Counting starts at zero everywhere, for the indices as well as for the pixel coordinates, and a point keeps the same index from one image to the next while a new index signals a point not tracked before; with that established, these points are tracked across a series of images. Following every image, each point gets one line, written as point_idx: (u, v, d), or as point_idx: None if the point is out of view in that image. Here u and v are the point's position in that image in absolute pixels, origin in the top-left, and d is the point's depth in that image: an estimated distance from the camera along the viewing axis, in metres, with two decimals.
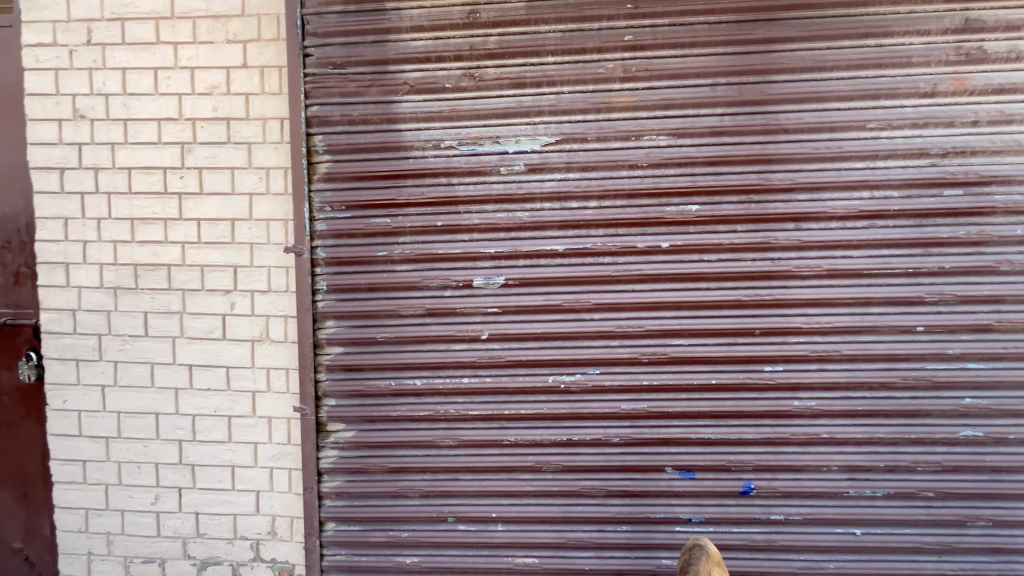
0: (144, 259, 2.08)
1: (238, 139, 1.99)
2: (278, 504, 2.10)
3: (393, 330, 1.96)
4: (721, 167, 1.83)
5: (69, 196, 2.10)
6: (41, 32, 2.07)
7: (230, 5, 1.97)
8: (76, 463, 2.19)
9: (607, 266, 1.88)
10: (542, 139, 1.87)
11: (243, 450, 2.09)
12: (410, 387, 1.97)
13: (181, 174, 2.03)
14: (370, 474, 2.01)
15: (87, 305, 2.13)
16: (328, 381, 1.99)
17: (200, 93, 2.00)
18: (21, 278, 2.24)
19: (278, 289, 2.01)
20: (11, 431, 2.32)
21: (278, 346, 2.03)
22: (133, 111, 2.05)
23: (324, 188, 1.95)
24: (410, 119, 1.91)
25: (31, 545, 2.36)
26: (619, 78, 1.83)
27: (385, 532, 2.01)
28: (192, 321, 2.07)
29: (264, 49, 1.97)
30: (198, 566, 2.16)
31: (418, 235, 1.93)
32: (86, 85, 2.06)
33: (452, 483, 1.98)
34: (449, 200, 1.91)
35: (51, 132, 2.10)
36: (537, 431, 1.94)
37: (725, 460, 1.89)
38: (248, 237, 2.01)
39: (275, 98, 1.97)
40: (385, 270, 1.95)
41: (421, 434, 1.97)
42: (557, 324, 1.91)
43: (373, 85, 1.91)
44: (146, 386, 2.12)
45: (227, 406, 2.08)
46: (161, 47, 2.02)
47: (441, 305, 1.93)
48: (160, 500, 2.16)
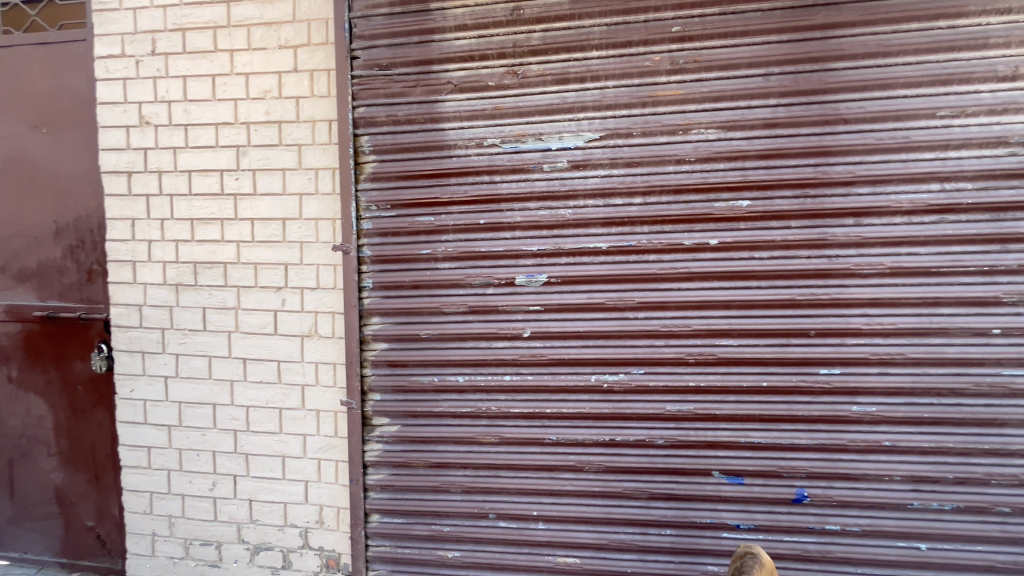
0: (202, 257, 2.19)
1: (289, 142, 2.07)
2: (325, 494, 2.17)
3: (436, 326, 1.98)
4: (775, 161, 1.75)
5: (135, 198, 2.24)
6: (111, 44, 2.21)
7: (281, 12, 2.04)
8: (142, 449, 2.34)
9: (652, 264, 1.83)
10: (585, 135, 1.84)
11: (293, 441, 2.17)
12: (452, 384, 1.99)
13: (236, 176, 2.12)
14: (413, 468, 2.04)
15: (151, 301, 2.26)
16: (373, 376, 2.04)
17: (253, 98, 2.09)
18: (94, 275, 2.41)
19: (326, 286, 2.07)
20: (85, 417, 2.50)
21: (326, 342, 2.09)
22: (193, 117, 2.15)
23: (370, 188, 2.00)
24: (453, 118, 1.92)
25: (102, 524, 2.54)
26: (666, 71, 1.78)
27: (427, 526, 2.04)
28: (246, 316, 2.16)
29: (313, 54, 2.03)
30: (251, 550, 2.26)
31: (461, 233, 1.95)
32: (150, 93, 2.19)
33: (494, 480, 1.99)
34: (492, 198, 1.91)
35: (119, 138, 2.23)
36: (579, 430, 1.92)
37: (776, 466, 1.81)
38: (298, 235, 2.08)
39: (324, 101, 2.03)
40: (428, 268, 1.98)
41: (463, 430, 1.99)
42: (600, 322, 1.88)
43: (418, 85, 1.94)
44: (204, 377, 2.24)
45: (278, 398, 2.17)
46: (218, 55, 2.11)
47: (483, 302, 1.94)
48: (217, 486, 2.27)
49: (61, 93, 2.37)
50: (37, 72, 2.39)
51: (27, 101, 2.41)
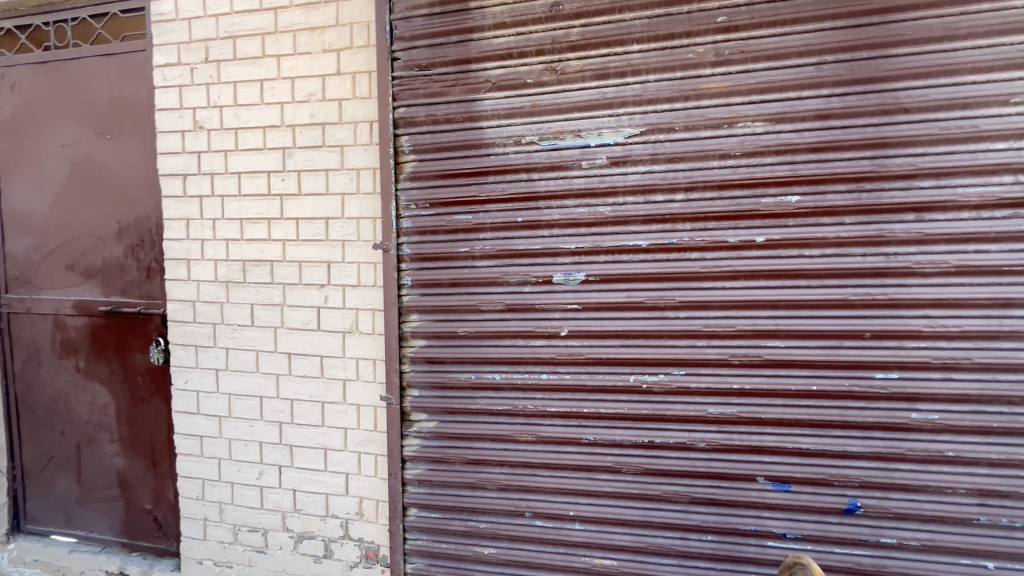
0: (251, 255, 2.28)
1: (332, 143, 2.12)
2: (365, 487, 2.22)
3: (474, 324, 1.99)
4: (827, 154, 1.67)
5: (190, 199, 2.35)
6: (168, 53, 2.33)
7: (326, 16, 2.10)
8: (195, 438, 2.46)
9: (694, 262, 1.78)
10: (625, 131, 1.81)
11: (334, 434, 2.24)
12: (489, 382, 1.99)
13: (283, 177, 2.20)
14: (450, 464, 2.06)
15: (204, 297, 2.37)
16: (412, 373, 2.07)
17: (299, 101, 2.15)
18: (152, 272, 2.55)
19: (366, 284, 2.12)
20: (144, 406, 2.65)
21: (367, 338, 2.14)
22: (242, 121, 2.24)
23: (410, 187, 2.03)
24: (491, 116, 1.93)
25: (159, 508, 2.68)
26: (710, 63, 1.73)
27: (464, 522, 2.06)
28: (292, 312, 2.24)
29: (356, 56, 2.07)
30: (295, 538, 2.34)
31: (499, 231, 1.95)
32: (204, 99, 2.29)
33: (530, 478, 1.98)
34: (530, 196, 1.90)
35: (176, 142, 2.35)
36: (618, 431, 1.89)
37: (826, 474, 1.73)
38: (340, 234, 2.14)
39: (365, 102, 2.07)
40: (466, 266, 1.99)
41: (500, 427, 1.99)
42: (639, 322, 1.84)
43: (457, 84, 1.95)
44: (252, 371, 2.33)
45: (321, 392, 2.23)
46: (266, 60, 2.19)
47: (520, 301, 1.94)
48: (263, 476, 2.37)
49: (123, 101, 2.51)
50: (103, 82, 2.54)
51: (94, 109, 2.57)
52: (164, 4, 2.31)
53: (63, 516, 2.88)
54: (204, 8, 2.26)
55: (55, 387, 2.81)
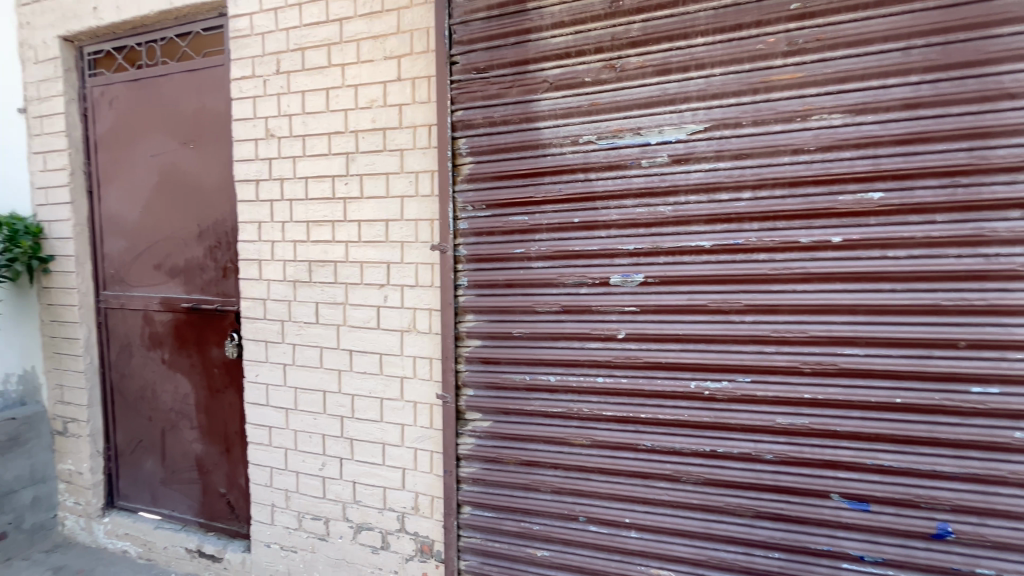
0: (316, 256, 2.39)
1: (392, 147, 2.19)
2: (420, 482, 2.27)
3: (529, 325, 1.99)
4: (916, 146, 1.54)
5: (262, 203, 2.50)
6: (244, 66, 2.48)
7: (387, 24, 2.17)
8: (264, 428, 2.61)
9: (762, 263, 1.69)
10: (688, 128, 1.75)
11: (392, 429, 2.30)
12: (544, 383, 1.98)
13: (346, 181, 2.29)
14: (504, 464, 2.07)
15: (274, 295, 2.51)
16: (467, 372, 2.10)
17: (361, 107, 2.24)
18: (228, 272, 2.73)
19: (424, 284, 2.17)
20: (220, 397, 2.85)
21: (424, 337, 2.19)
22: (310, 128, 2.36)
23: (467, 189, 2.05)
24: (549, 116, 1.92)
25: (231, 492, 2.87)
26: (782, 53, 1.64)
27: (517, 522, 2.06)
28: (353, 311, 2.32)
29: (416, 62, 2.13)
30: (354, 529, 2.43)
31: (554, 232, 1.94)
32: (275, 108, 2.43)
33: (585, 482, 1.95)
34: (587, 196, 1.87)
35: (250, 150, 2.51)
36: (677, 438, 1.82)
37: (911, 494, 1.59)
38: (399, 236, 2.21)
39: (424, 106, 2.12)
40: (521, 267, 1.99)
41: (554, 430, 1.98)
42: (701, 325, 1.78)
43: (514, 86, 1.96)
44: (316, 366, 2.45)
45: (380, 389, 2.31)
46: (332, 69, 2.29)
47: (576, 303, 1.91)
48: (326, 467, 2.48)
49: (204, 112, 2.71)
50: (187, 96, 2.75)
51: (178, 121, 2.78)
52: (241, 21, 2.47)
53: (149, 495, 3.14)
54: (277, 22, 2.39)
55: (144, 377, 3.07)
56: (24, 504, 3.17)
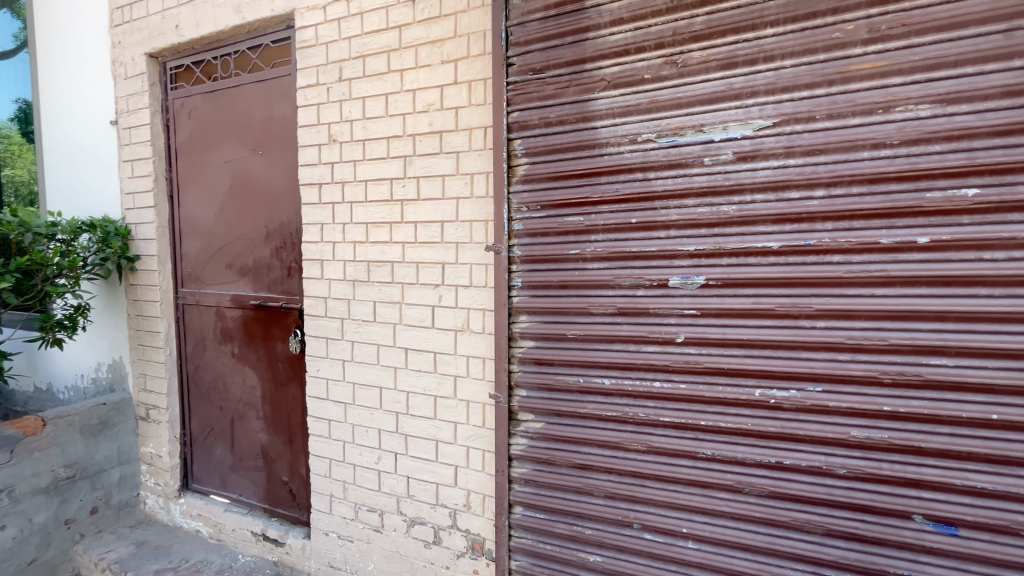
0: (374, 257, 2.47)
1: (448, 149, 2.23)
2: (472, 481, 2.30)
3: (584, 327, 1.96)
4: (1018, 137, 1.40)
5: (324, 206, 2.61)
6: (309, 76, 2.60)
7: (445, 29, 2.21)
8: (324, 421, 2.73)
9: (836, 266, 1.59)
10: (755, 123, 1.67)
11: (445, 427, 2.35)
12: (598, 386, 1.95)
13: (404, 183, 2.35)
14: (556, 466, 2.06)
15: (334, 294, 2.62)
16: (520, 372, 2.10)
17: (419, 111, 2.29)
18: (292, 271, 2.86)
19: (478, 285, 2.19)
20: (284, 390, 3.00)
21: (478, 337, 2.22)
22: (369, 133, 2.44)
23: (522, 189, 2.05)
24: (606, 115, 1.89)
25: (293, 481, 3.02)
26: (861, 41, 1.53)
27: (569, 526, 2.04)
28: (410, 310, 2.38)
29: (472, 65, 2.15)
30: (408, 522, 2.50)
31: (611, 232, 1.90)
32: (337, 114, 2.53)
33: (640, 489, 1.91)
34: (646, 195, 1.83)
35: (314, 155, 2.62)
36: (739, 448, 1.75)
37: (1008, 520, 1.45)
38: (454, 237, 2.24)
39: (481, 109, 2.15)
40: (577, 268, 1.97)
41: (608, 434, 1.95)
42: (767, 330, 1.69)
43: (571, 85, 1.94)
44: (373, 363, 2.53)
45: (434, 386, 2.35)
46: (391, 75, 2.36)
47: (633, 305, 1.87)
48: (381, 461, 2.55)
49: (272, 120, 2.86)
50: (257, 105, 2.91)
51: (249, 129, 2.96)
52: (307, 32, 2.59)
53: (219, 479, 3.35)
54: (340, 32, 2.49)
55: (216, 369, 3.28)
56: (112, 482, 3.47)
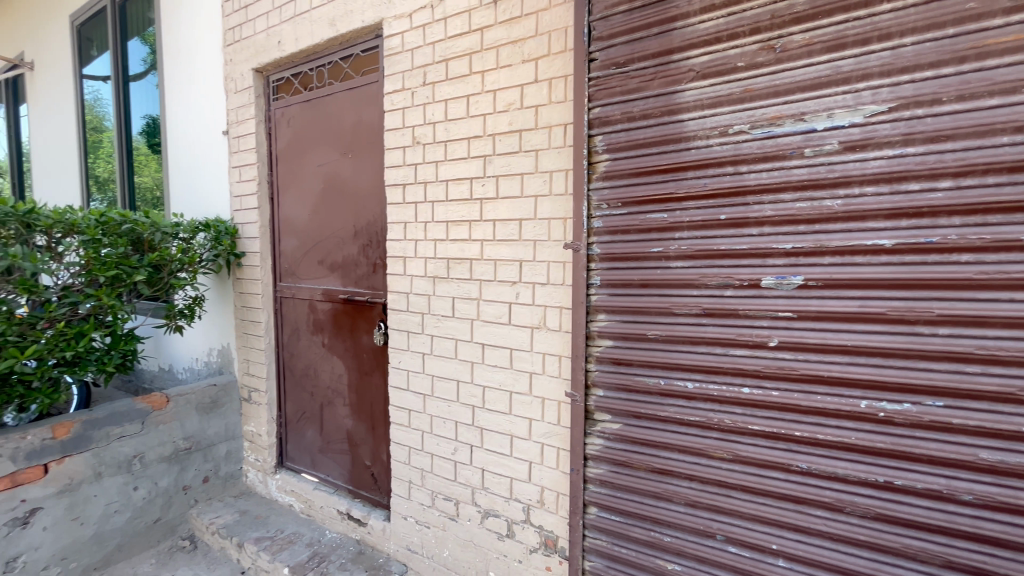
0: (454, 255, 2.56)
1: (528, 148, 2.25)
2: (546, 477, 2.31)
3: (666, 327, 1.90)
4: None
5: (407, 205, 2.73)
6: (395, 81, 2.73)
7: (526, 28, 2.22)
8: (404, 411, 2.86)
9: (964, 266, 1.42)
10: (866, 109, 1.52)
11: (520, 422, 2.38)
12: (680, 390, 1.88)
13: (483, 182, 2.41)
14: (633, 469, 2.01)
15: (416, 289, 2.74)
16: (597, 372, 2.08)
17: (499, 111, 2.33)
18: (377, 268, 3.03)
19: (556, 282, 2.20)
20: (368, 379, 3.19)
21: (555, 334, 2.22)
22: (451, 134, 2.52)
23: (602, 186, 2.03)
24: (693, 107, 1.81)
25: (375, 465, 3.19)
26: (1002, 11, 1.35)
27: (646, 531, 1.99)
28: (487, 306, 2.44)
29: (554, 62, 2.15)
30: (482, 513, 2.56)
31: (696, 230, 1.82)
32: (421, 117, 2.64)
33: (724, 499, 1.82)
34: (736, 190, 1.73)
35: (398, 157, 2.75)
36: (841, 463, 1.61)
37: None
38: (532, 235, 2.26)
39: (561, 106, 2.14)
40: (659, 266, 1.91)
41: (690, 439, 1.87)
42: (877, 336, 1.54)
43: (656, 78, 1.88)
44: (451, 357, 2.62)
45: (510, 382, 2.39)
46: (473, 77, 2.42)
47: (720, 306, 1.78)
48: (458, 452, 2.64)
49: (361, 125, 3.04)
50: (348, 111, 3.11)
51: (340, 135, 3.16)
52: (394, 40, 2.72)
53: (309, 459, 3.63)
54: (424, 38, 2.59)
55: (308, 357, 3.55)
56: (220, 456, 3.87)
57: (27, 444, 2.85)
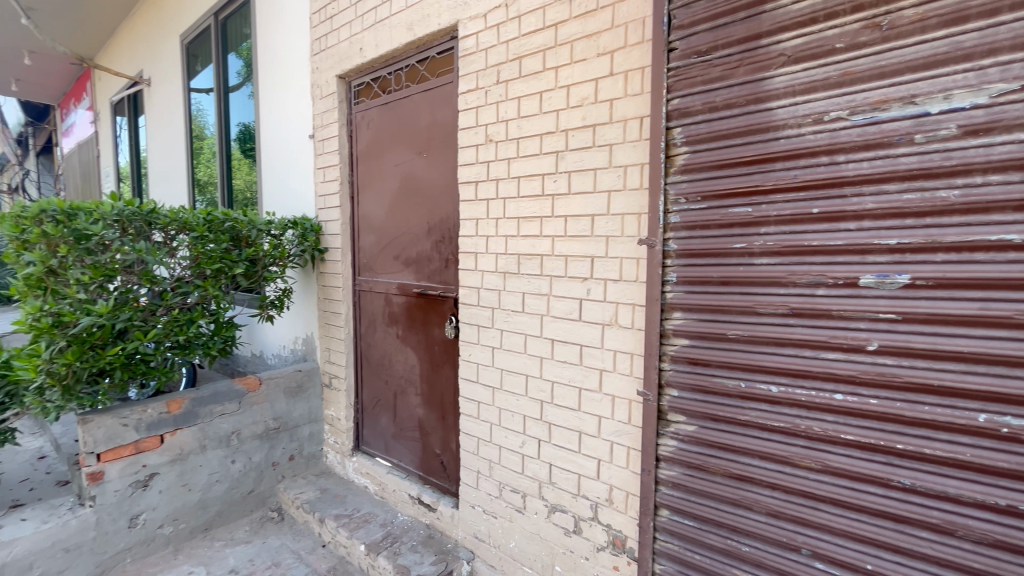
0: (525, 250, 2.59)
1: (602, 142, 2.22)
2: (616, 476, 2.28)
3: (748, 327, 1.81)
4: None
5: (479, 202, 2.80)
6: (469, 81, 2.80)
7: (602, 21, 2.20)
8: (474, 402, 2.94)
9: None
10: (992, 89, 1.36)
11: (589, 419, 2.37)
12: (763, 393, 1.79)
13: (555, 178, 2.42)
14: (709, 473, 1.93)
15: (487, 284, 2.80)
16: (671, 372, 2.02)
17: (572, 106, 2.32)
18: (449, 263, 3.13)
19: (629, 278, 2.17)
20: (439, 370, 3.31)
21: (627, 332, 2.19)
22: (523, 131, 2.54)
23: (679, 180, 1.96)
24: (783, 95, 1.70)
25: (445, 454, 3.31)
26: None
27: (723, 539, 1.90)
28: (557, 302, 2.45)
29: (630, 54, 2.11)
30: (549, 508, 2.58)
31: (784, 224, 1.72)
32: (494, 115, 2.68)
33: (811, 512, 1.70)
34: (833, 181, 1.61)
35: (471, 155, 2.82)
36: (952, 482, 1.46)
37: None
38: (604, 230, 2.24)
39: (637, 99, 2.10)
40: (741, 263, 1.82)
41: (774, 446, 1.77)
42: (1000, 342, 1.38)
43: (742, 65, 1.79)
44: (521, 351, 2.65)
45: (579, 379, 2.39)
46: (546, 73, 2.42)
47: (810, 305, 1.67)
48: (526, 446, 2.68)
49: (435, 124, 3.15)
50: (424, 112, 3.22)
51: (415, 135, 3.29)
52: (469, 41, 2.79)
53: (383, 445, 3.83)
54: (499, 36, 2.63)
55: (383, 347, 3.74)
56: (304, 436, 4.18)
57: (148, 416, 3.24)
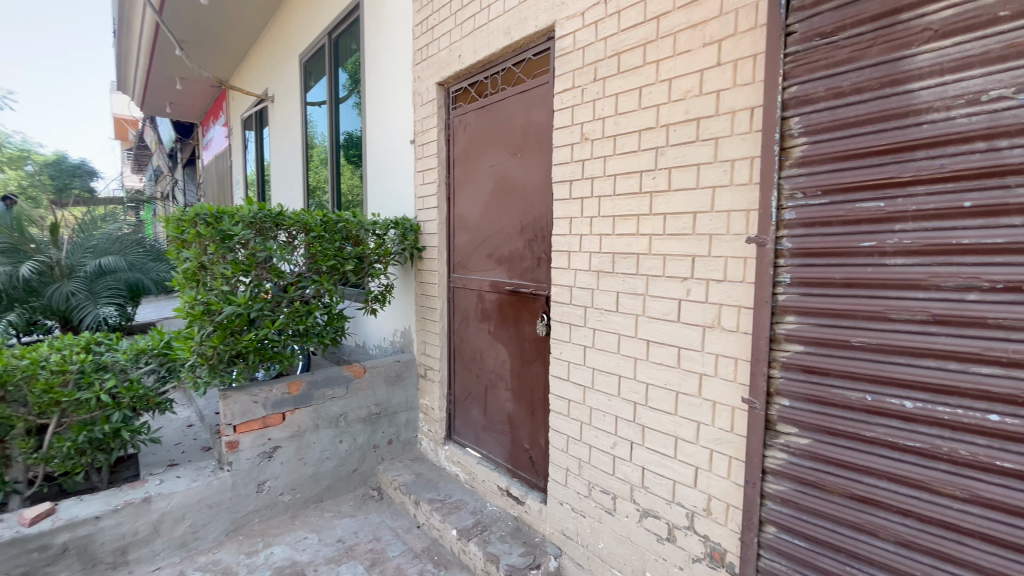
0: (620, 249, 2.56)
1: (706, 136, 2.12)
2: (715, 486, 2.18)
3: (876, 334, 1.64)
4: None
5: (573, 201, 2.81)
6: (565, 80, 2.81)
7: (708, 10, 2.10)
8: (564, 400, 2.96)
9: None
10: None
11: (687, 425, 2.28)
12: (894, 408, 1.61)
13: (654, 175, 2.36)
14: (826, 492, 1.77)
15: (580, 283, 2.80)
16: (782, 379, 1.89)
17: (675, 100, 2.25)
18: (542, 261, 3.17)
19: (734, 279, 2.05)
20: (530, 367, 3.37)
21: (731, 335, 2.08)
22: (620, 128, 2.51)
23: (796, 173, 1.82)
24: (927, 75, 1.52)
25: (534, 449, 3.36)
26: None
27: (840, 565, 1.73)
28: (654, 303, 2.39)
29: (740, 42, 1.99)
30: (641, 512, 2.53)
31: (926, 220, 1.52)
32: (590, 113, 2.68)
33: (953, 546, 1.50)
34: (990, 170, 1.41)
35: (566, 154, 2.83)
36: None
37: None
38: (708, 228, 2.14)
39: (747, 89, 1.98)
40: (869, 263, 1.65)
41: (906, 468, 1.59)
42: None
43: (876, 44, 1.62)
44: (613, 351, 2.63)
45: (676, 382, 2.31)
46: (647, 67, 2.37)
47: (958, 312, 1.47)
48: (617, 447, 2.64)
49: (531, 125, 3.21)
50: (520, 113, 3.29)
51: (511, 136, 3.37)
52: (566, 41, 2.81)
53: (473, 436, 3.98)
54: (597, 34, 2.62)
55: (476, 342, 3.88)
56: (401, 423, 4.46)
57: (274, 395, 3.66)
